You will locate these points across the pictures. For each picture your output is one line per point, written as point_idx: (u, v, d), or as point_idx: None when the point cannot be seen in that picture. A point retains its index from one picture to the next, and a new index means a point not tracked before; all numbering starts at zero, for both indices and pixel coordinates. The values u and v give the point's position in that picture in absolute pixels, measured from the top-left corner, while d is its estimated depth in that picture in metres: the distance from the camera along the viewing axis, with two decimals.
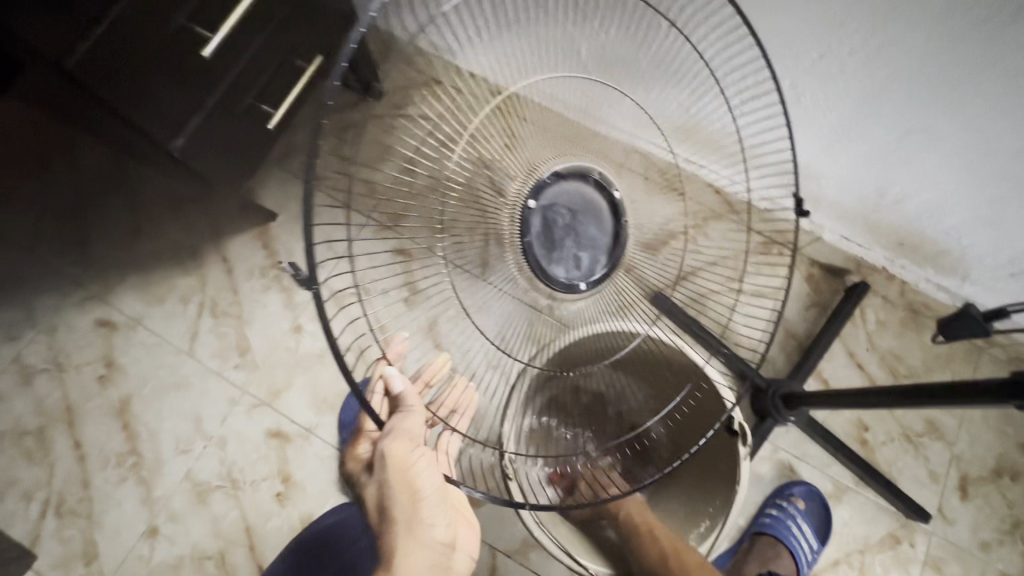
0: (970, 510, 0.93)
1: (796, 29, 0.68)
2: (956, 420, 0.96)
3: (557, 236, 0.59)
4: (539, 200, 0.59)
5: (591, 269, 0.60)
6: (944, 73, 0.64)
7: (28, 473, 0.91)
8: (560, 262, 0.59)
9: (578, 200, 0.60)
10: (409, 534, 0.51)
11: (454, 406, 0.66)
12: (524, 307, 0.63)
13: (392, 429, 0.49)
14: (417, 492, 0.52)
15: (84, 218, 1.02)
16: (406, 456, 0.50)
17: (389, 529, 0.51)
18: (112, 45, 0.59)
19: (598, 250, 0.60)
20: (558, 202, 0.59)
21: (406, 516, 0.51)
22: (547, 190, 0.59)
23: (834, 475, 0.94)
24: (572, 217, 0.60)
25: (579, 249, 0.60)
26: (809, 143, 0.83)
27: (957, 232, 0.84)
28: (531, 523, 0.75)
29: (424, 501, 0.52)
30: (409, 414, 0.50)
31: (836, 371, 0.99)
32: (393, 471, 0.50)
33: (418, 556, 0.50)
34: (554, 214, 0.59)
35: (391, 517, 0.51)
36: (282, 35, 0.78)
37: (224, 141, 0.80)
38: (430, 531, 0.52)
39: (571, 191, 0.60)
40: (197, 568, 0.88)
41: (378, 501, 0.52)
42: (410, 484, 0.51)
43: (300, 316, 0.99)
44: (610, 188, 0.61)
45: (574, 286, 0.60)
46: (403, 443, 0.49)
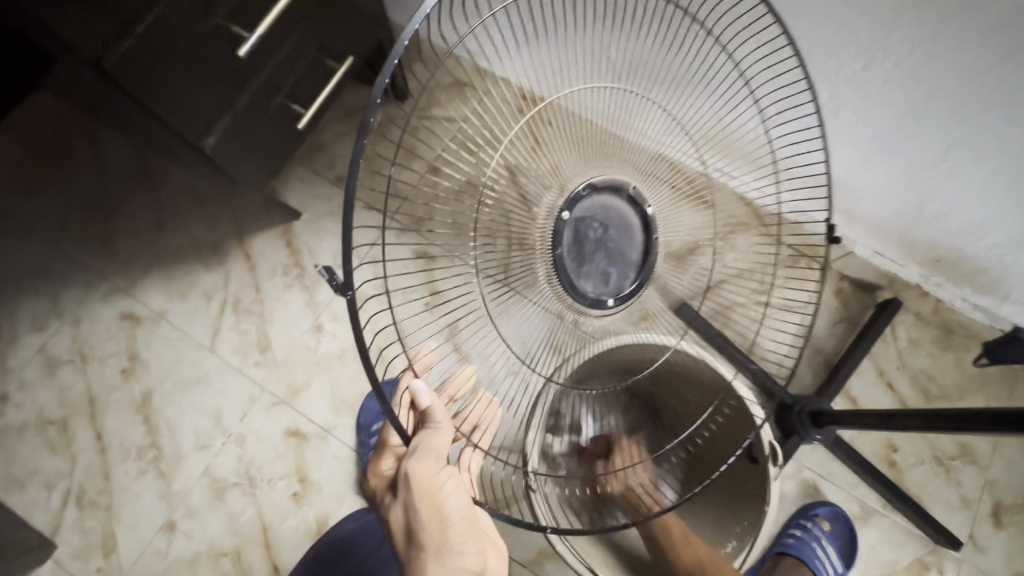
0: (1003, 538, 0.90)
1: (838, 39, 0.66)
2: (990, 445, 0.93)
3: (588, 250, 0.58)
4: (573, 212, 0.57)
5: (619, 286, 0.60)
6: (998, 89, 0.62)
7: (50, 463, 0.92)
8: (589, 278, 0.58)
9: (610, 214, 0.59)
10: (436, 558, 0.51)
11: (477, 422, 0.63)
12: (550, 316, 0.61)
13: (418, 447, 0.48)
14: (446, 517, 0.51)
15: (112, 211, 1.03)
16: (432, 477, 0.49)
17: (418, 552, 0.51)
18: (153, 44, 0.58)
19: (626, 266, 0.60)
20: (590, 215, 0.58)
21: (434, 543, 0.51)
22: (581, 203, 0.58)
23: (861, 497, 0.91)
24: (603, 232, 0.59)
25: (609, 264, 0.59)
26: (844, 157, 0.81)
27: (998, 251, 0.81)
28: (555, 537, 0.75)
29: (451, 527, 0.52)
30: (437, 432, 0.48)
31: (864, 390, 0.97)
32: (421, 497, 0.50)
33: None
34: (586, 227, 0.58)
35: (419, 540, 0.51)
36: (314, 36, 0.78)
37: (254, 140, 0.80)
38: (459, 558, 0.52)
39: (606, 205, 0.59)
40: (213, 565, 0.88)
41: (405, 523, 0.52)
42: (439, 509, 0.51)
43: (321, 316, 0.99)
44: (643, 203, 0.60)
45: (602, 302, 0.59)
46: (429, 466, 0.48)
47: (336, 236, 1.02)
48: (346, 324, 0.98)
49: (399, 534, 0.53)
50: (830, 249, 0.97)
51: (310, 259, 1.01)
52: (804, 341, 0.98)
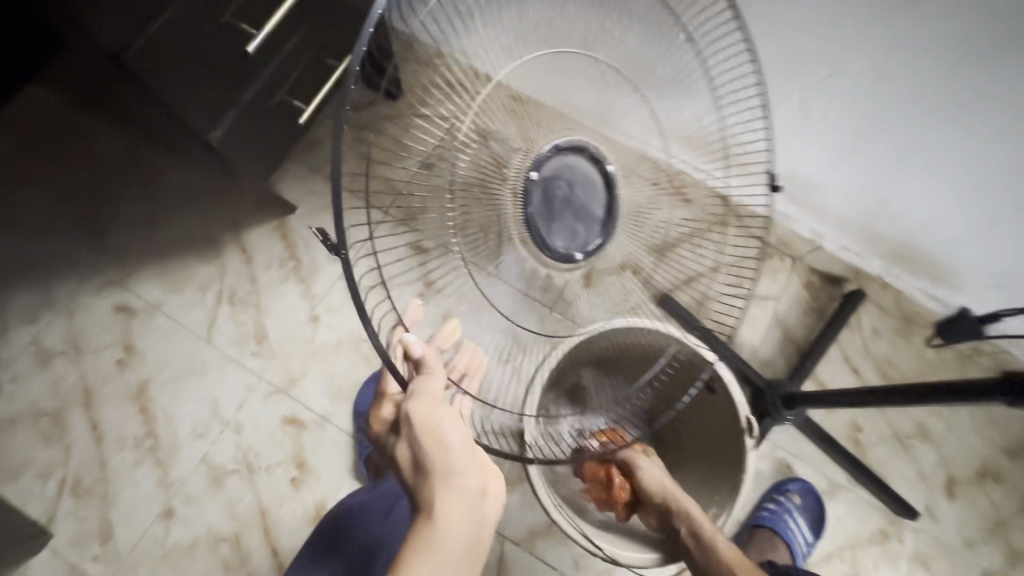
0: (956, 509, 0.97)
1: (809, 50, 0.72)
2: (945, 424, 1.01)
3: (556, 208, 0.60)
4: (541, 172, 0.60)
5: (588, 242, 0.61)
6: (951, 98, 0.69)
7: (44, 453, 0.92)
8: (558, 234, 0.60)
9: (575, 174, 0.61)
10: (443, 486, 0.46)
11: (465, 369, 0.65)
12: (526, 272, 0.63)
13: (414, 389, 0.48)
14: (449, 443, 0.48)
15: (104, 204, 1.04)
16: (429, 408, 0.47)
17: (424, 484, 0.47)
18: (169, 37, 0.62)
19: (593, 222, 0.61)
20: (558, 174, 0.60)
21: (441, 469, 0.47)
22: (549, 163, 0.60)
23: (829, 474, 0.98)
24: (570, 189, 0.60)
25: (576, 221, 0.61)
26: (814, 157, 0.87)
27: (951, 245, 0.88)
28: (549, 505, 0.77)
29: (452, 451, 0.47)
30: (430, 375, 0.48)
31: (832, 374, 1.03)
32: (421, 427, 0.47)
33: (458, 507, 0.46)
34: (554, 185, 0.60)
35: (425, 472, 0.47)
36: (314, 34, 0.80)
37: (254, 133, 0.83)
38: (464, 482, 0.47)
39: (571, 165, 0.61)
40: (212, 550, 0.89)
41: (411, 457, 0.49)
42: (440, 438, 0.48)
43: (317, 307, 1.01)
44: (604, 161, 0.62)
45: (572, 257, 0.61)
46: (426, 399, 0.47)
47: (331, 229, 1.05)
48: (342, 315, 1.01)
49: (407, 472, 0.49)
50: (800, 244, 1.04)
51: (305, 251, 1.03)
52: (777, 330, 1.05)
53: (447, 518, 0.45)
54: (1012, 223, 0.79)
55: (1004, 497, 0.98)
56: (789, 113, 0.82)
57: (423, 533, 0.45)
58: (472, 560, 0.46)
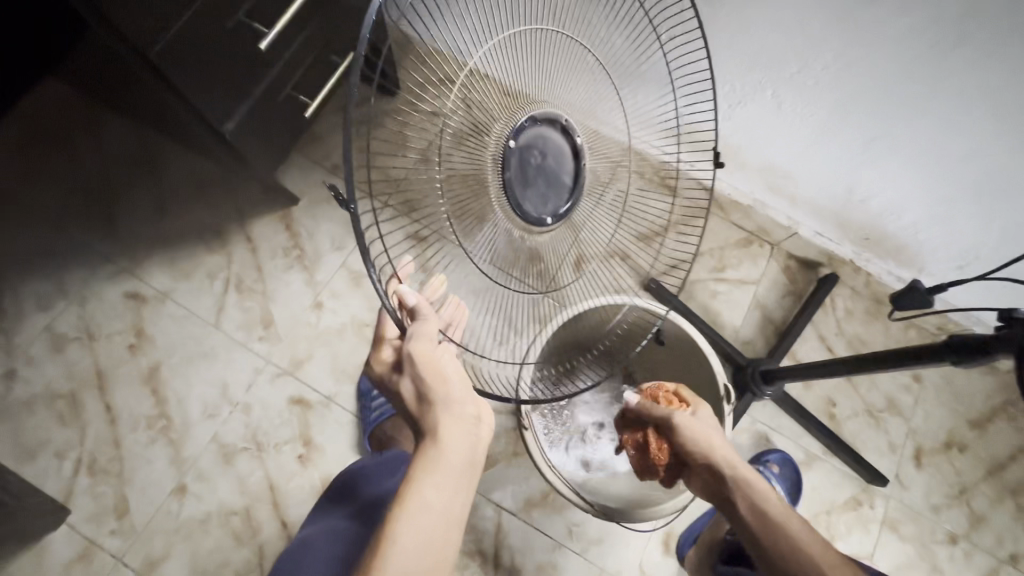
0: (923, 477, 1.04)
1: (779, 47, 0.79)
2: (913, 398, 1.08)
3: (530, 175, 0.64)
4: (518, 140, 0.63)
5: (557, 207, 0.66)
6: (907, 91, 0.75)
7: (60, 434, 0.96)
8: (531, 200, 0.64)
9: (548, 144, 0.64)
10: (444, 412, 0.52)
11: (450, 320, 0.64)
12: (510, 239, 0.67)
13: (414, 333, 0.52)
14: (447, 377, 0.53)
15: (113, 196, 1.08)
16: (428, 345, 0.52)
17: (428, 413, 0.52)
18: (189, 36, 0.66)
19: (562, 189, 0.66)
20: (533, 144, 0.64)
21: (441, 397, 0.52)
22: (525, 132, 0.63)
23: (805, 445, 1.05)
24: (543, 159, 0.64)
25: (547, 188, 0.65)
26: (786, 147, 0.94)
27: (915, 228, 0.95)
28: (544, 466, 0.83)
29: (450, 381, 0.53)
30: (426, 320, 0.53)
31: (808, 353, 1.10)
32: (423, 364, 0.52)
33: (456, 428, 0.51)
34: (529, 154, 0.64)
35: (427, 403, 0.52)
36: (320, 34, 0.85)
37: (263, 126, 0.87)
38: (462, 408, 0.52)
39: (544, 135, 0.64)
40: (224, 524, 0.94)
41: (414, 392, 0.53)
42: (439, 372, 0.52)
43: (321, 293, 1.06)
44: (573, 133, 0.66)
45: (544, 221, 0.65)
46: (424, 340, 0.52)
47: (334, 220, 1.10)
48: (345, 301, 1.06)
49: (411, 406, 0.54)
50: (778, 231, 1.11)
51: (309, 241, 1.08)
52: (756, 312, 1.12)
53: (450, 441, 0.50)
54: (969, 206, 0.85)
55: (968, 465, 1.05)
56: (762, 105, 0.89)
57: (429, 455, 0.50)
58: (472, 477, 0.51)
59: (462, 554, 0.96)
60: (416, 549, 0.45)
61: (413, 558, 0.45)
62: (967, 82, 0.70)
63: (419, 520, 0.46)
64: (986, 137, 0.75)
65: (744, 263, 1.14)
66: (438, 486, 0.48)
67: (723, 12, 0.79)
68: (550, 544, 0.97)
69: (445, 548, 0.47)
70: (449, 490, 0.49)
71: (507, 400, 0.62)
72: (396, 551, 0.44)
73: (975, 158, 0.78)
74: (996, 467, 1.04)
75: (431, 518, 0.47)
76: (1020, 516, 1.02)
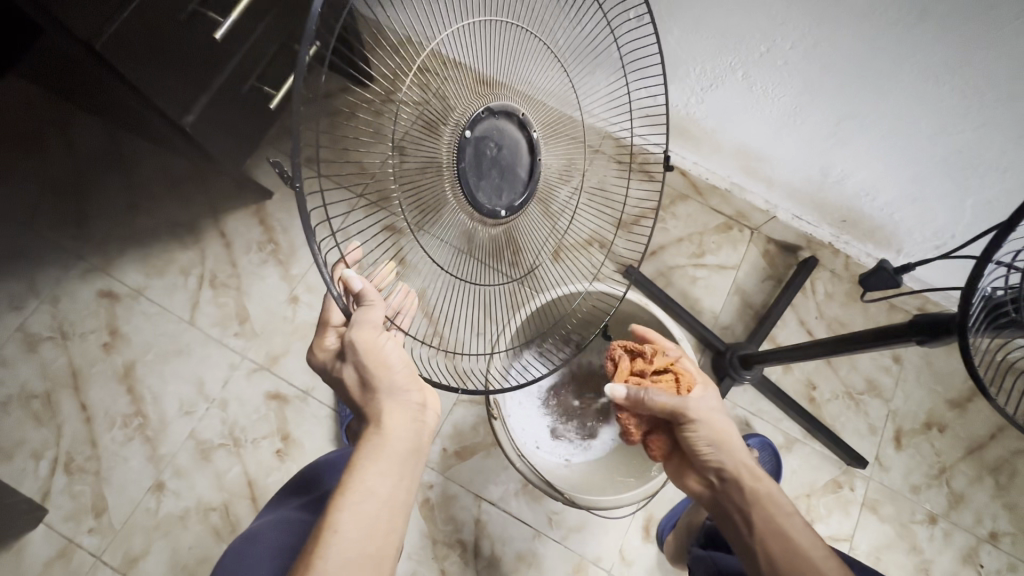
0: (903, 457, 1.05)
1: (746, 25, 0.77)
2: (893, 379, 1.08)
3: (485, 166, 0.63)
4: (475, 131, 0.62)
5: (511, 200, 0.66)
6: (873, 72, 0.74)
7: (36, 434, 0.96)
8: (485, 191, 0.63)
9: (504, 137, 0.65)
10: (388, 399, 0.54)
11: (397, 307, 0.63)
12: (463, 227, 0.67)
13: (357, 320, 0.52)
14: (387, 363, 0.54)
15: (82, 194, 1.06)
16: (371, 336, 0.53)
17: (372, 401, 0.55)
18: (138, 26, 0.65)
19: (515, 182, 0.66)
20: (488, 136, 0.63)
21: (385, 384, 0.54)
22: (482, 124, 0.62)
23: (785, 429, 1.05)
24: (498, 151, 0.64)
25: (501, 180, 0.65)
26: (761, 128, 0.92)
27: (889, 208, 0.94)
28: (513, 454, 0.83)
29: (394, 370, 0.55)
30: (371, 306, 0.53)
31: (788, 337, 1.09)
32: (365, 351, 0.53)
33: (398, 415, 0.54)
34: (484, 145, 0.63)
35: (371, 390, 0.55)
36: (283, 21, 0.84)
37: (226, 118, 0.86)
38: (405, 395, 0.55)
39: (501, 129, 0.64)
40: (203, 519, 0.94)
41: (358, 380, 0.55)
42: (381, 359, 0.54)
43: (296, 288, 1.05)
44: (529, 127, 0.67)
45: (497, 214, 0.65)
46: (368, 327, 0.52)
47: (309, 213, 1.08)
48: (321, 295, 1.05)
49: (355, 392, 0.56)
50: (755, 214, 1.10)
51: (284, 235, 1.07)
52: (736, 298, 1.11)
53: (393, 427, 0.53)
54: (940, 184, 0.84)
55: (947, 445, 1.05)
56: (735, 86, 0.87)
57: (373, 443, 0.53)
58: (413, 464, 0.54)
59: (443, 545, 0.96)
60: (358, 535, 0.47)
61: (354, 547, 0.47)
62: (933, 58, 0.68)
63: (360, 508, 0.48)
64: (959, 112, 0.73)
65: (723, 249, 1.13)
66: (382, 473, 0.51)
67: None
68: (530, 533, 0.97)
69: (388, 534, 0.49)
70: (393, 475, 0.51)
71: (452, 391, 0.61)
72: (338, 539, 0.46)
73: (944, 135, 0.77)
74: (976, 446, 1.04)
75: (374, 504, 0.49)
76: (1000, 494, 1.02)
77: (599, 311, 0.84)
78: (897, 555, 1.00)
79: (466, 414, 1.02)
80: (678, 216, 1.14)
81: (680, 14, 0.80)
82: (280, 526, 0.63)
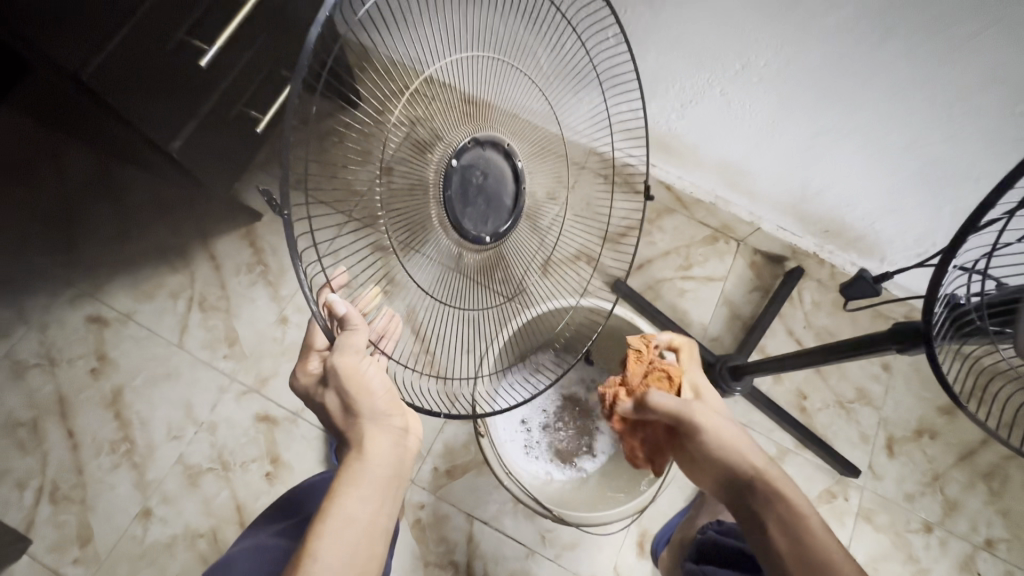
0: (896, 466, 1.04)
1: (721, 44, 0.79)
2: (883, 387, 1.08)
3: (470, 193, 0.65)
4: (461, 160, 0.64)
5: (496, 227, 0.67)
6: (847, 86, 0.76)
7: (22, 463, 0.95)
8: (470, 218, 0.65)
9: (491, 165, 0.66)
10: (370, 423, 0.54)
11: (383, 331, 0.64)
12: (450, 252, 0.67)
13: (339, 345, 0.53)
14: (369, 389, 0.54)
15: (73, 220, 1.07)
16: (354, 361, 0.53)
17: (354, 423, 0.55)
18: (123, 57, 0.66)
19: (501, 209, 0.68)
20: (475, 164, 0.65)
21: (368, 408, 0.55)
22: (467, 152, 0.65)
23: (777, 439, 1.05)
24: (484, 178, 0.66)
25: (487, 208, 0.67)
26: (739, 144, 0.94)
27: (869, 218, 0.96)
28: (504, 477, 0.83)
29: (375, 394, 0.55)
30: (354, 331, 0.53)
31: (776, 347, 1.10)
32: (347, 375, 0.53)
33: (380, 439, 0.54)
34: (471, 173, 0.65)
35: (353, 414, 0.55)
36: (268, 51, 0.85)
37: (213, 144, 0.87)
38: (387, 419, 0.55)
39: (488, 158, 0.66)
40: (190, 546, 0.92)
41: (340, 404, 0.56)
42: (363, 385, 0.54)
43: (286, 308, 1.05)
44: (515, 157, 0.68)
45: (482, 240, 0.66)
46: (349, 352, 0.53)
47: None
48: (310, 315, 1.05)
49: (338, 417, 0.56)
50: (741, 227, 1.11)
51: (273, 256, 1.07)
52: (724, 308, 1.12)
53: (375, 452, 0.53)
54: (917, 194, 0.86)
55: (939, 452, 1.05)
56: (713, 104, 0.89)
57: (354, 467, 0.52)
58: (393, 489, 0.54)
59: (435, 566, 0.95)
60: (337, 562, 0.47)
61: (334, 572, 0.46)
62: (901, 73, 0.71)
63: (340, 534, 0.48)
64: (929, 124, 0.75)
65: (709, 260, 1.14)
66: (361, 498, 0.51)
67: (663, 13, 0.79)
68: (522, 551, 0.96)
69: (368, 559, 0.49)
70: (373, 501, 0.51)
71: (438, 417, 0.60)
72: (317, 566, 0.46)
73: (917, 146, 0.79)
74: (968, 452, 1.04)
75: (354, 530, 0.49)
76: (993, 501, 1.02)
77: (588, 325, 0.87)
78: (894, 565, 0.99)
79: (457, 432, 1.01)
80: (665, 230, 1.15)
81: (656, 37, 0.83)
82: (255, 555, 0.63)
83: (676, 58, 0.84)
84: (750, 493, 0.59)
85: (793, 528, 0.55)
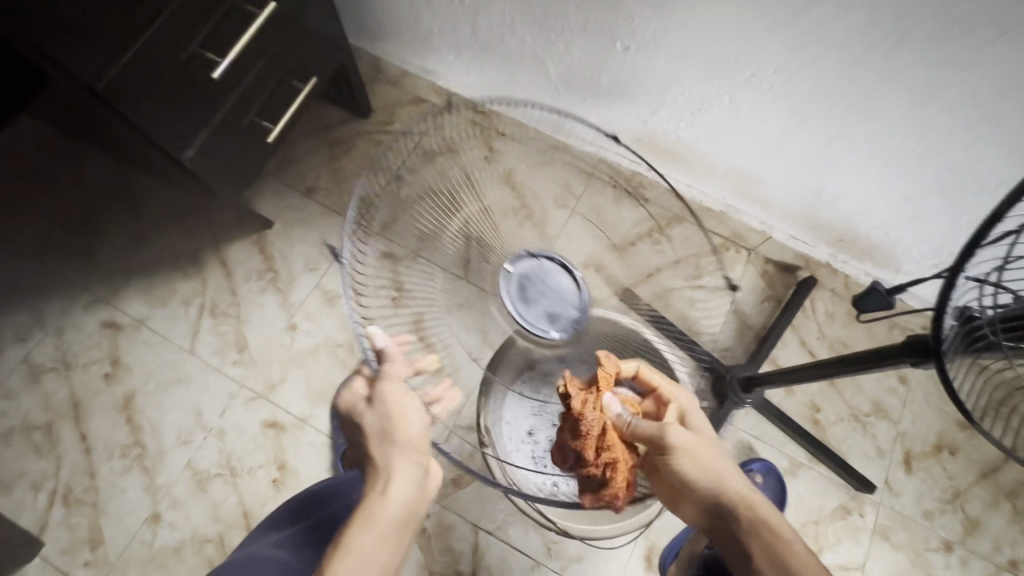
0: (914, 482, 1.01)
1: (731, 51, 0.78)
2: (900, 401, 1.05)
3: (531, 297, 0.70)
4: (518, 267, 0.71)
5: (561, 325, 0.70)
6: (859, 92, 0.74)
7: (37, 465, 0.97)
8: (533, 316, 0.69)
9: (550, 276, 0.71)
10: (400, 455, 0.62)
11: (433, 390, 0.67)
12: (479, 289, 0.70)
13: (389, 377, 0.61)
14: (406, 422, 0.62)
15: (91, 227, 1.09)
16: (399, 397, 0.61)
17: (386, 452, 0.62)
18: (136, 70, 0.67)
19: (567, 311, 0.70)
20: (533, 275, 0.71)
21: (402, 441, 0.62)
22: (525, 262, 0.72)
23: (789, 453, 1.03)
24: (545, 285, 0.71)
25: (550, 308, 0.70)
26: (749, 151, 0.93)
27: (884, 228, 0.94)
28: None
29: (411, 429, 0.62)
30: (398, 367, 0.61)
31: (789, 358, 1.07)
32: (392, 406, 0.61)
33: (405, 473, 0.62)
34: (529, 281, 0.71)
35: (387, 443, 0.62)
36: (279, 62, 0.86)
37: (225, 155, 0.89)
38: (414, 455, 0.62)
39: (548, 271, 0.72)
40: (198, 551, 0.93)
41: (377, 428, 0.62)
42: (402, 418, 0.61)
43: (295, 315, 1.06)
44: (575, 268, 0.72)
45: (546, 334, 0.69)
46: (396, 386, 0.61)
47: (307, 241, 1.10)
48: (319, 322, 1.06)
49: (370, 439, 0.63)
50: (752, 236, 1.09)
51: (283, 262, 1.08)
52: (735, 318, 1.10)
53: (398, 487, 0.61)
54: (932, 204, 0.84)
55: (960, 468, 1.01)
56: (721, 112, 0.88)
57: (376, 499, 0.61)
58: (406, 520, 0.62)
59: None
60: None
61: None
62: (916, 78, 0.69)
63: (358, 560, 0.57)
64: (944, 132, 0.73)
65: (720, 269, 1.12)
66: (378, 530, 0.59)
67: (671, 20, 0.78)
68: (528, 563, 0.95)
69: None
70: (388, 531, 0.60)
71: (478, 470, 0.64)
72: None
73: (933, 155, 0.77)
74: (990, 469, 1.01)
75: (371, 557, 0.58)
76: (1016, 520, 0.99)
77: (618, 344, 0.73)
78: None
79: None
80: None
81: (663, 45, 0.82)
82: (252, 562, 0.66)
83: (685, 66, 0.83)
84: (732, 518, 0.63)
85: (772, 550, 0.60)
